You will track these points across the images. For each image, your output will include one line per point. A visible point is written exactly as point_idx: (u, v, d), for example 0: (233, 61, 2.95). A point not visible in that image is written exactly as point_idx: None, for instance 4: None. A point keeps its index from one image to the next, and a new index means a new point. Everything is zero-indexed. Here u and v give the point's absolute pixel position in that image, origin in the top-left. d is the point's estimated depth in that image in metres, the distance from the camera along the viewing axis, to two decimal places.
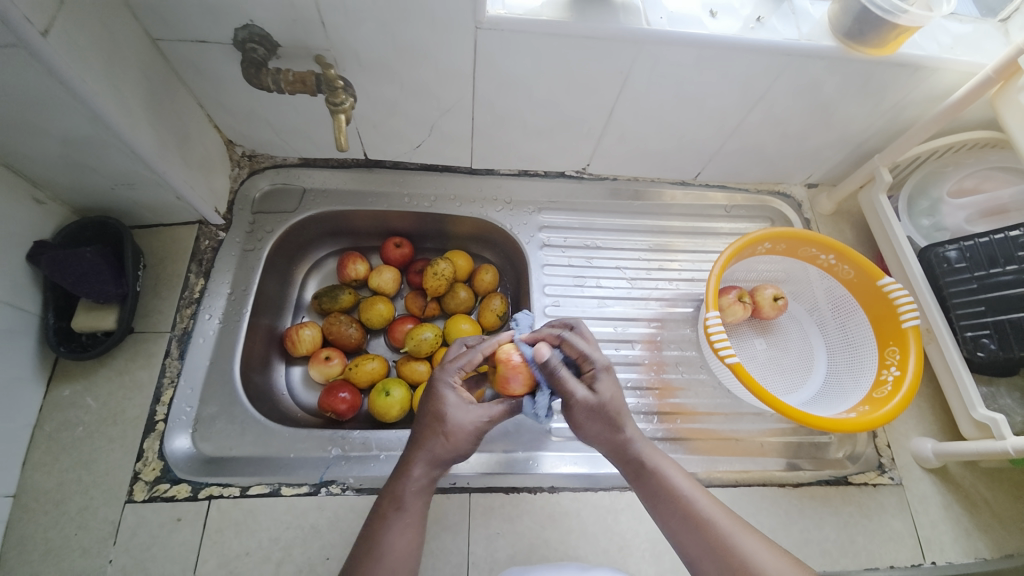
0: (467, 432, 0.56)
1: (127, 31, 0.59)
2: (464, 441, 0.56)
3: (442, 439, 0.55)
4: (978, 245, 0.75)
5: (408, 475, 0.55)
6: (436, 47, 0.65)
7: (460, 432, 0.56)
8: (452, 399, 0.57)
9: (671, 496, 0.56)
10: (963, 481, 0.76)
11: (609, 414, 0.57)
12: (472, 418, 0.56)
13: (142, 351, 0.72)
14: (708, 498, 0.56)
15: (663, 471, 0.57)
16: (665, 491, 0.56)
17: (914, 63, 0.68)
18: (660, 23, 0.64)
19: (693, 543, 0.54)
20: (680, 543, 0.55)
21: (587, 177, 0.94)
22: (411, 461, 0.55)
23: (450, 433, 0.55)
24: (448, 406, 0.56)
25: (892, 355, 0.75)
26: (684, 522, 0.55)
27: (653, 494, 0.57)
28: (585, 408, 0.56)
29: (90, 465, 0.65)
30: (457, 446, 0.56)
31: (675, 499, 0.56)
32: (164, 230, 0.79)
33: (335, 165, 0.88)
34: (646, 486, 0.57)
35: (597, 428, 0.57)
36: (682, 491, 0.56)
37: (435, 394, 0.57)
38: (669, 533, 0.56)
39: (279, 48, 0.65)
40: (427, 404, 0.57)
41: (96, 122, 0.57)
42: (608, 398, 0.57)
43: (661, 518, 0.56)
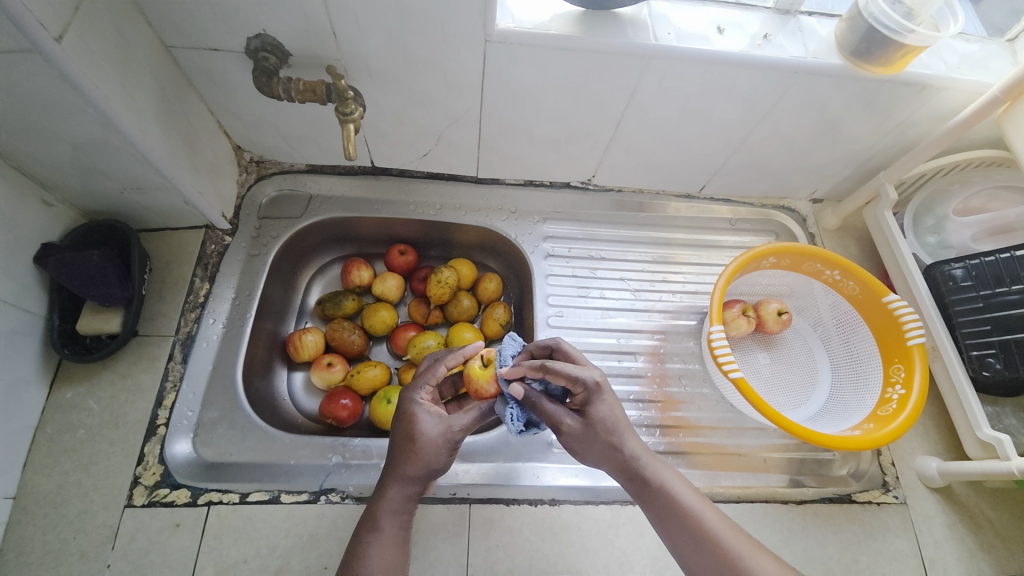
0: (436, 445, 0.56)
1: (141, 38, 0.60)
2: (439, 457, 0.56)
3: (414, 454, 0.55)
4: (984, 263, 0.75)
5: (386, 494, 0.55)
6: (445, 58, 0.65)
7: (429, 446, 0.55)
8: (423, 416, 0.57)
9: (679, 514, 0.53)
10: (968, 502, 0.75)
11: (602, 434, 0.55)
12: (439, 430, 0.56)
13: (145, 355, 0.72)
14: (718, 516, 0.53)
15: (669, 488, 0.54)
16: (671, 510, 0.53)
17: (920, 82, 0.68)
18: (668, 39, 0.64)
19: (704, 564, 0.51)
20: (691, 565, 0.52)
21: (592, 188, 0.94)
22: (388, 481, 0.56)
23: (421, 448, 0.55)
24: (418, 423, 0.56)
25: (897, 373, 0.74)
26: (693, 542, 0.52)
27: (658, 513, 0.54)
28: (575, 435, 0.56)
29: (90, 468, 0.65)
30: (429, 461, 0.56)
31: (683, 517, 0.53)
32: (170, 234, 0.80)
33: (342, 172, 0.88)
34: (653, 504, 0.54)
35: (597, 451, 0.56)
36: (692, 509, 0.53)
37: (408, 414, 0.57)
38: (676, 552, 0.53)
39: (290, 57, 0.65)
40: (400, 424, 0.57)
41: (108, 126, 0.58)
42: (598, 416, 0.55)
43: (670, 537, 0.53)
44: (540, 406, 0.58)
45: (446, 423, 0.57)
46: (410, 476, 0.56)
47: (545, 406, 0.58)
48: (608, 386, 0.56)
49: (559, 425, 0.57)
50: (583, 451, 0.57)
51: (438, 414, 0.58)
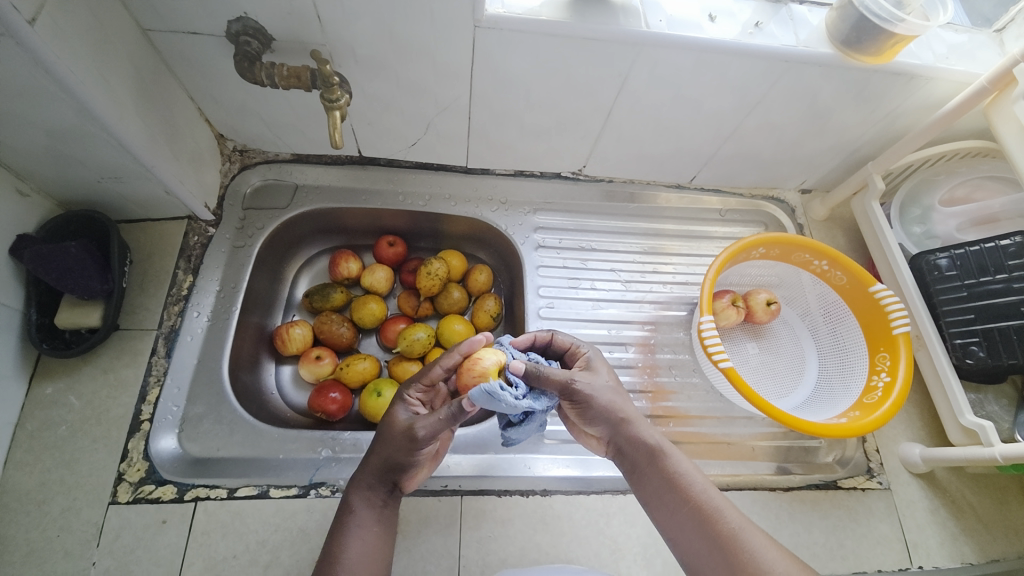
0: (399, 440, 0.56)
1: (116, 20, 0.58)
2: (407, 445, 0.55)
3: (387, 447, 0.56)
4: (969, 253, 0.75)
5: (361, 485, 0.56)
6: (433, 44, 0.64)
7: (398, 440, 0.56)
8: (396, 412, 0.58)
9: (677, 488, 0.54)
10: (950, 486, 0.77)
11: (608, 397, 0.58)
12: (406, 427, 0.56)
13: (127, 349, 0.70)
14: (719, 493, 0.54)
15: (671, 458, 0.56)
16: (675, 479, 0.55)
17: (910, 72, 0.68)
18: (659, 26, 0.64)
19: (698, 539, 0.52)
20: (687, 540, 0.52)
21: (582, 178, 0.94)
22: (364, 473, 0.57)
23: (390, 442, 0.56)
24: (392, 419, 0.57)
25: (882, 361, 0.76)
26: (690, 516, 0.53)
27: (663, 482, 0.55)
28: (586, 390, 0.58)
29: (72, 465, 0.64)
30: (400, 454, 0.56)
31: (681, 490, 0.54)
32: (152, 225, 0.78)
33: (328, 161, 0.86)
34: (653, 477, 0.56)
35: (603, 409, 0.58)
36: (690, 482, 0.55)
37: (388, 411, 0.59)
38: (680, 525, 0.53)
39: (274, 43, 0.64)
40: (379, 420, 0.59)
41: (83, 113, 0.56)
42: (603, 380, 0.60)
43: (667, 512, 0.54)
44: (540, 375, 0.57)
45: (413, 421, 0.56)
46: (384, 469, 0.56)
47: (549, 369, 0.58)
48: (603, 355, 0.64)
49: (573, 380, 0.58)
50: (589, 409, 0.58)
51: (415, 411, 0.58)
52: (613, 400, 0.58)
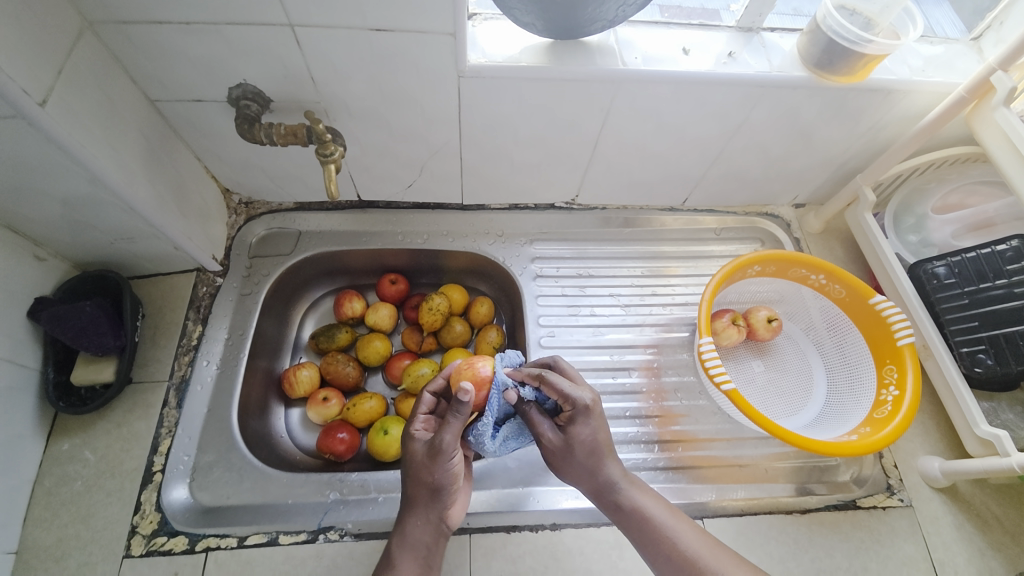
0: (429, 467, 0.56)
1: (126, 94, 0.62)
2: (440, 474, 0.56)
3: (419, 478, 0.56)
4: (967, 260, 0.75)
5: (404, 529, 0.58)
6: (421, 95, 0.67)
7: (426, 467, 0.56)
8: (410, 442, 0.58)
9: (654, 535, 0.57)
10: (974, 499, 0.74)
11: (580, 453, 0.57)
12: (426, 453, 0.56)
13: (140, 402, 0.72)
14: (691, 534, 0.57)
15: (642, 508, 0.58)
16: (647, 529, 0.57)
17: (886, 88, 0.70)
18: (636, 63, 0.66)
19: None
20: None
21: (576, 207, 0.96)
22: (406, 516, 0.58)
23: (420, 475, 0.56)
24: (410, 451, 0.57)
25: (890, 374, 0.75)
26: (665, 558, 0.56)
27: (635, 532, 0.57)
28: (551, 448, 0.58)
29: (88, 520, 0.65)
30: (435, 481, 0.56)
31: (658, 537, 0.57)
32: (163, 279, 0.81)
33: (329, 207, 0.90)
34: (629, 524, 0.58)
35: (579, 469, 0.58)
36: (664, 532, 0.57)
37: (403, 444, 0.59)
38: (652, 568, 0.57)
39: (271, 103, 0.68)
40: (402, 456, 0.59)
41: (95, 182, 0.59)
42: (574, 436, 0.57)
43: (649, 556, 0.57)
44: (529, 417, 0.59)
45: (431, 445, 0.55)
46: (423, 505, 0.57)
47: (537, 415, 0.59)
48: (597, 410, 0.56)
49: (539, 433, 0.58)
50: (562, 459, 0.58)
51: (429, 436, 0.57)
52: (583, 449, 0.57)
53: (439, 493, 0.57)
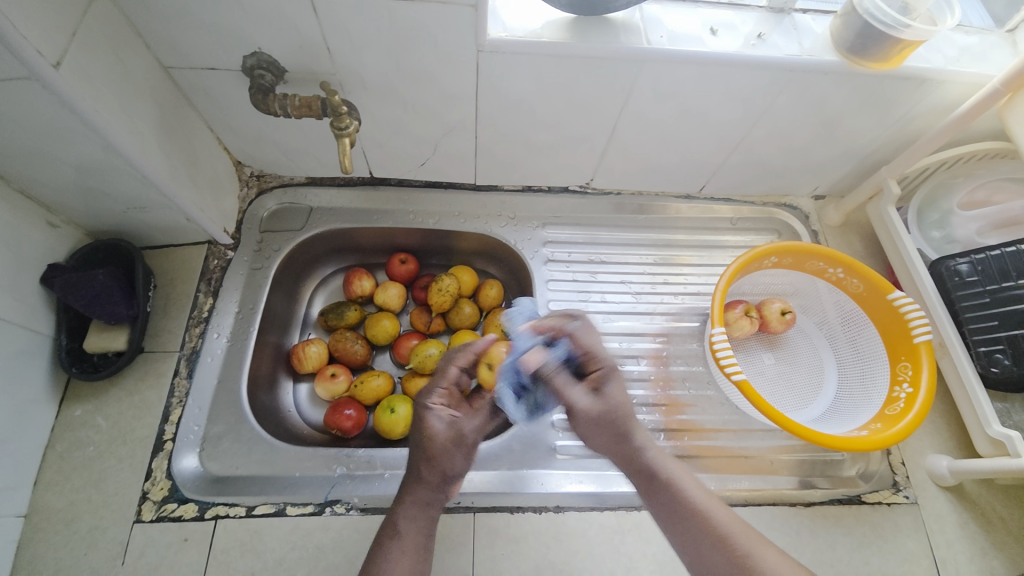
0: (451, 447, 0.57)
1: (139, 59, 0.61)
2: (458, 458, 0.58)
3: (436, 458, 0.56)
4: (990, 258, 0.74)
5: (406, 503, 0.55)
6: (439, 69, 0.65)
7: (446, 447, 0.57)
8: (432, 420, 0.58)
9: (683, 507, 0.53)
10: (981, 499, 0.74)
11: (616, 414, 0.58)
12: (450, 433, 0.58)
13: (151, 371, 0.73)
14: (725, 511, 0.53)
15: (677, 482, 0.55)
16: (679, 504, 0.53)
17: (919, 77, 0.67)
18: (660, 42, 0.64)
19: (705, 557, 0.51)
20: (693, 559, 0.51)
21: (590, 192, 0.94)
22: (409, 490, 0.56)
23: (439, 453, 0.56)
24: (431, 427, 0.57)
25: (904, 371, 0.73)
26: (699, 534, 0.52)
27: (667, 507, 0.54)
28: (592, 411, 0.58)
29: (100, 484, 0.66)
30: (451, 464, 0.57)
31: (688, 511, 0.53)
32: (174, 250, 0.81)
33: (341, 183, 0.89)
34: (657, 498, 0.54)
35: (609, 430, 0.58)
36: (704, 509, 0.53)
37: (419, 419, 0.59)
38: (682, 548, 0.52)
39: (286, 74, 0.66)
40: (413, 430, 0.59)
41: (108, 149, 0.59)
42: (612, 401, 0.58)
43: (678, 536, 0.53)
44: (554, 378, 0.61)
45: (455, 427, 0.59)
46: (430, 482, 0.56)
47: (562, 380, 0.61)
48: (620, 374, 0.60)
49: (576, 397, 0.59)
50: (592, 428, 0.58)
51: (449, 416, 0.59)
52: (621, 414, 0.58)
53: (451, 478, 0.57)
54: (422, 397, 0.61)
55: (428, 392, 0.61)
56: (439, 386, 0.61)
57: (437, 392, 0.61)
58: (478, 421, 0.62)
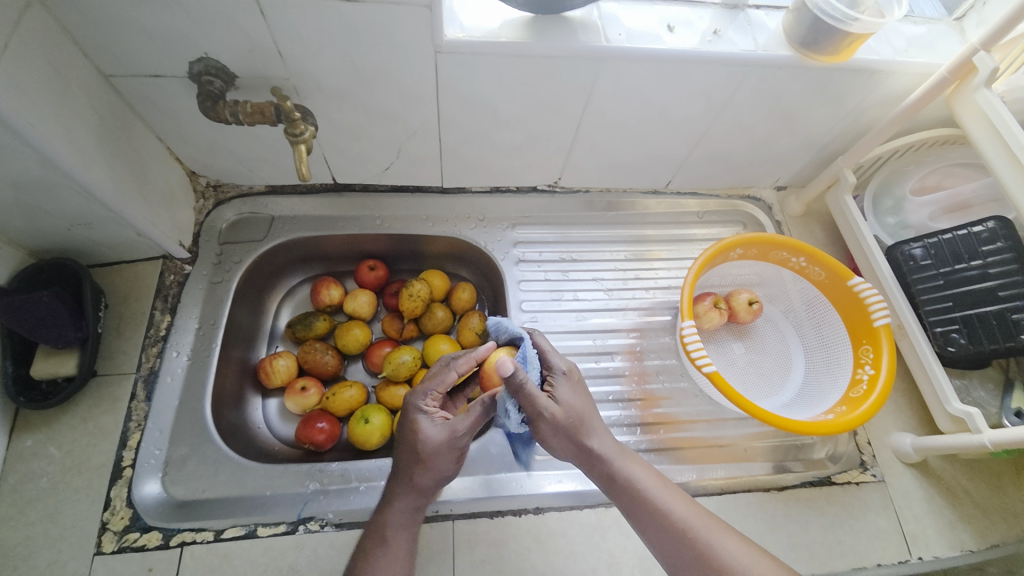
0: (444, 453, 0.57)
1: (77, 69, 0.58)
2: (444, 463, 0.57)
3: (426, 465, 0.56)
4: (943, 241, 0.77)
5: (391, 506, 0.56)
6: (397, 71, 0.64)
7: (438, 452, 0.56)
8: (423, 423, 0.57)
9: (648, 508, 0.54)
10: (944, 474, 0.77)
11: (578, 420, 0.56)
12: (445, 437, 0.57)
13: (107, 395, 0.70)
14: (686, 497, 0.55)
15: (638, 471, 0.56)
16: (644, 495, 0.54)
17: (869, 68, 0.69)
18: (619, 40, 0.64)
19: (674, 553, 0.52)
20: (661, 548, 0.53)
21: (559, 190, 0.94)
22: (395, 494, 0.57)
23: (428, 458, 0.56)
24: (419, 433, 0.56)
25: (866, 354, 0.76)
26: (660, 524, 0.53)
27: (632, 501, 0.54)
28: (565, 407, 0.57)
29: (55, 518, 0.62)
30: (439, 470, 0.57)
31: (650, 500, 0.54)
32: (127, 267, 0.77)
33: (303, 190, 0.86)
34: (617, 494, 0.55)
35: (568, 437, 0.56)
36: (672, 500, 0.54)
37: (412, 423, 0.57)
38: (651, 541, 0.54)
39: (237, 81, 0.64)
40: (402, 430, 0.58)
41: (47, 164, 0.56)
42: (569, 404, 0.57)
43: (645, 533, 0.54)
44: (526, 390, 0.55)
45: (451, 429, 0.57)
46: (415, 485, 0.56)
47: (534, 390, 0.55)
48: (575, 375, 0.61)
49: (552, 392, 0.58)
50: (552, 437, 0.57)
51: (442, 420, 0.58)
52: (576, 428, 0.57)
53: (436, 482, 0.58)
54: (415, 392, 0.60)
55: (424, 389, 0.59)
56: (437, 386, 0.59)
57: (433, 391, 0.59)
58: (473, 418, 0.58)
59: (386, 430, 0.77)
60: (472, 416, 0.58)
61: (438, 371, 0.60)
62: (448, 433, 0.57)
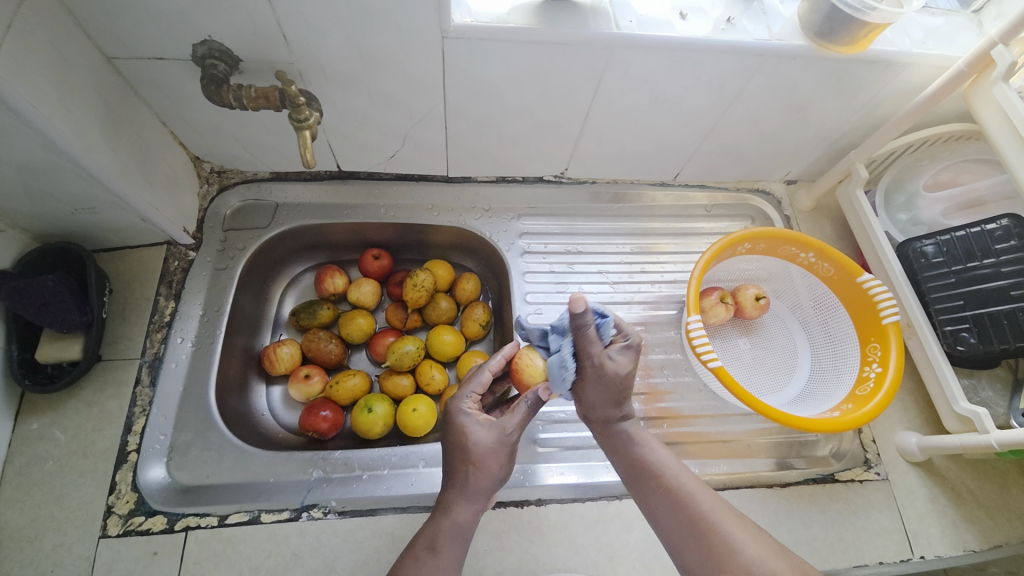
0: (495, 451, 0.55)
1: (79, 50, 0.57)
2: (496, 462, 0.55)
3: (477, 467, 0.54)
4: (955, 239, 0.76)
5: (446, 514, 0.54)
6: (404, 57, 0.63)
7: (490, 453, 0.55)
8: (471, 425, 0.56)
9: (651, 475, 0.57)
10: (949, 473, 0.76)
11: (613, 388, 0.57)
12: (496, 437, 0.56)
13: (111, 380, 0.70)
14: (692, 476, 0.57)
15: (643, 447, 0.59)
16: (645, 468, 0.57)
17: (886, 60, 0.68)
18: (630, 27, 0.63)
19: (674, 527, 0.54)
20: (661, 523, 0.55)
21: (566, 181, 0.93)
22: (449, 502, 0.54)
23: (478, 459, 0.55)
24: (470, 434, 0.55)
25: (874, 352, 0.75)
26: (661, 498, 0.55)
27: (633, 472, 0.58)
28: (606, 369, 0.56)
29: (62, 500, 0.63)
30: (492, 471, 0.55)
31: (650, 473, 0.57)
32: (131, 253, 0.77)
33: (308, 178, 0.86)
34: (623, 458, 0.59)
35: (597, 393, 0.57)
36: (679, 480, 0.56)
37: (458, 426, 0.56)
38: (649, 512, 0.56)
39: (240, 64, 0.63)
40: (447, 436, 0.57)
41: (50, 147, 0.55)
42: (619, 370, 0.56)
43: (643, 500, 0.57)
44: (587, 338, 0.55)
45: (500, 428, 0.56)
46: (470, 491, 0.54)
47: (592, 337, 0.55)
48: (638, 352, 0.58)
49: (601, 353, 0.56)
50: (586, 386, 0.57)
51: (489, 420, 0.57)
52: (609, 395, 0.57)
53: (492, 485, 0.55)
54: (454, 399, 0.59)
55: (465, 395, 0.59)
56: (476, 390, 0.60)
57: (472, 395, 0.59)
58: (519, 415, 0.58)
59: (389, 419, 0.77)
60: (518, 413, 0.58)
61: (476, 374, 0.61)
62: (498, 431, 0.56)
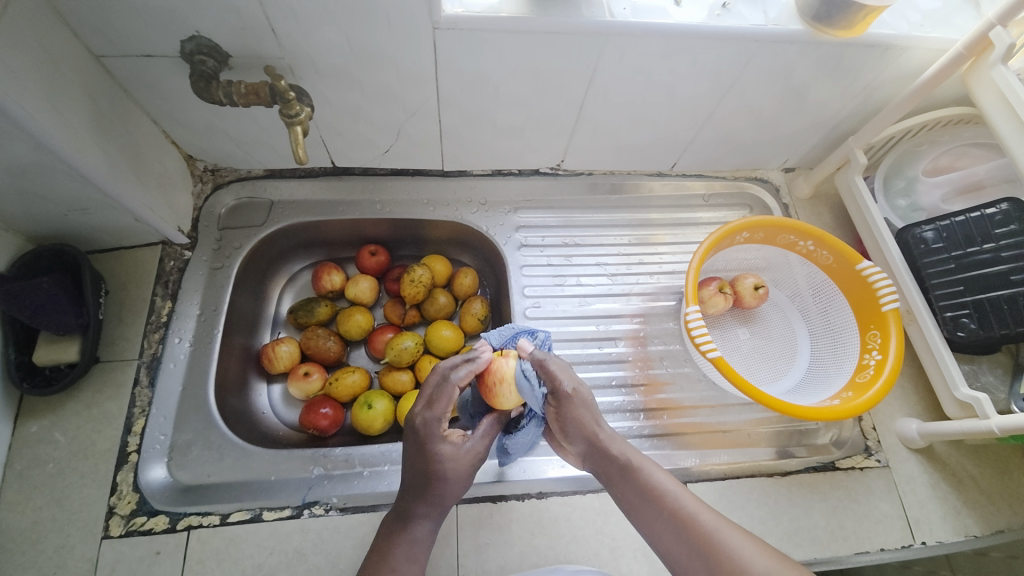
0: (464, 473, 0.55)
1: (65, 47, 0.56)
2: (464, 477, 0.55)
3: (446, 482, 0.54)
4: (955, 224, 0.75)
5: (416, 526, 0.54)
6: (395, 50, 0.62)
7: (463, 473, 0.55)
8: (445, 447, 0.54)
9: (652, 497, 0.54)
10: (949, 460, 0.76)
11: (593, 409, 0.59)
12: (469, 458, 0.56)
13: (109, 381, 0.70)
14: (691, 495, 0.54)
15: (646, 471, 0.56)
16: (648, 493, 0.54)
17: (884, 43, 0.67)
18: (624, 14, 0.62)
19: (679, 549, 0.51)
20: (667, 550, 0.52)
21: (562, 173, 0.92)
22: (414, 512, 0.54)
23: (450, 479, 0.54)
24: (443, 459, 0.54)
25: (873, 339, 0.75)
26: (669, 523, 0.52)
27: (637, 497, 0.55)
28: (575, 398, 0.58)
29: (63, 502, 0.63)
30: (458, 484, 0.55)
31: (654, 497, 0.54)
32: (126, 253, 0.77)
33: (302, 174, 0.85)
34: (630, 487, 0.55)
35: (579, 420, 0.58)
36: (682, 504, 0.53)
37: (426, 445, 0.54)
38: (654, 539, 0.53)
39: (230, 59, 0.62)
40: (416, 456, 0.55)
41: (39, 148, 0.55)
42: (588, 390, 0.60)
43: (644, 525, 0.54)
44: (546, 367, 0.58)
45: (473, 450, 0.56)
46: (440, 506, 0.55)
47: (553, 367, 0.59)
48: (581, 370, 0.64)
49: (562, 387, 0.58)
50: (572, 417, 0.58)
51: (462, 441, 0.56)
52: (592, 416, 0.58)
53: (455, 497, 0.55)
54: (427, 419, 0.55)
55: (438, 415, 0.55)
56: (447, 408, 0.55)
57: (445, 414, 0.55)
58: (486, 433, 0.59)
59: (390, 416, 0.77)
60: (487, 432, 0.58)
61: (441, 392, 0.55)
62: (470, 452, 0.56)
